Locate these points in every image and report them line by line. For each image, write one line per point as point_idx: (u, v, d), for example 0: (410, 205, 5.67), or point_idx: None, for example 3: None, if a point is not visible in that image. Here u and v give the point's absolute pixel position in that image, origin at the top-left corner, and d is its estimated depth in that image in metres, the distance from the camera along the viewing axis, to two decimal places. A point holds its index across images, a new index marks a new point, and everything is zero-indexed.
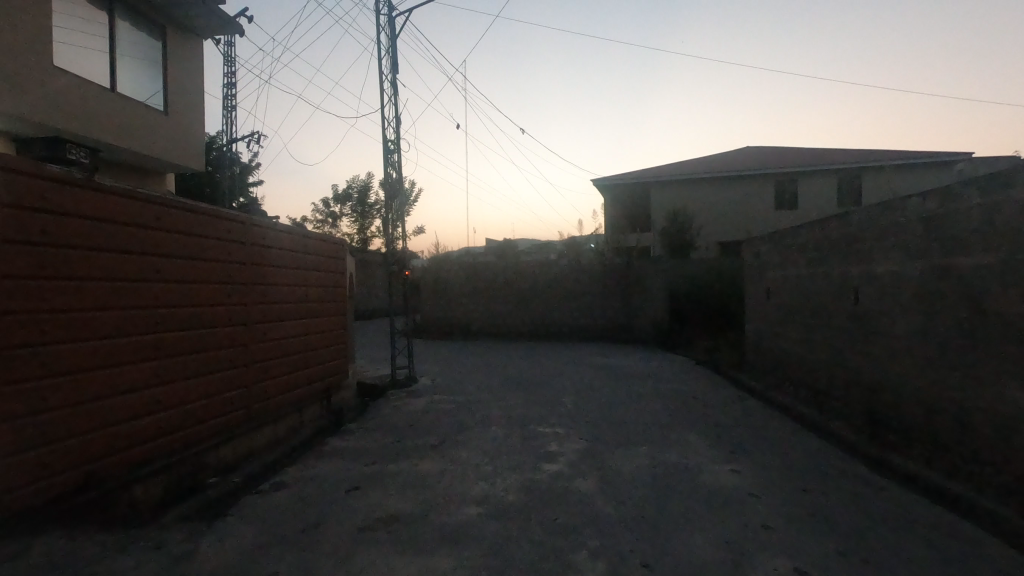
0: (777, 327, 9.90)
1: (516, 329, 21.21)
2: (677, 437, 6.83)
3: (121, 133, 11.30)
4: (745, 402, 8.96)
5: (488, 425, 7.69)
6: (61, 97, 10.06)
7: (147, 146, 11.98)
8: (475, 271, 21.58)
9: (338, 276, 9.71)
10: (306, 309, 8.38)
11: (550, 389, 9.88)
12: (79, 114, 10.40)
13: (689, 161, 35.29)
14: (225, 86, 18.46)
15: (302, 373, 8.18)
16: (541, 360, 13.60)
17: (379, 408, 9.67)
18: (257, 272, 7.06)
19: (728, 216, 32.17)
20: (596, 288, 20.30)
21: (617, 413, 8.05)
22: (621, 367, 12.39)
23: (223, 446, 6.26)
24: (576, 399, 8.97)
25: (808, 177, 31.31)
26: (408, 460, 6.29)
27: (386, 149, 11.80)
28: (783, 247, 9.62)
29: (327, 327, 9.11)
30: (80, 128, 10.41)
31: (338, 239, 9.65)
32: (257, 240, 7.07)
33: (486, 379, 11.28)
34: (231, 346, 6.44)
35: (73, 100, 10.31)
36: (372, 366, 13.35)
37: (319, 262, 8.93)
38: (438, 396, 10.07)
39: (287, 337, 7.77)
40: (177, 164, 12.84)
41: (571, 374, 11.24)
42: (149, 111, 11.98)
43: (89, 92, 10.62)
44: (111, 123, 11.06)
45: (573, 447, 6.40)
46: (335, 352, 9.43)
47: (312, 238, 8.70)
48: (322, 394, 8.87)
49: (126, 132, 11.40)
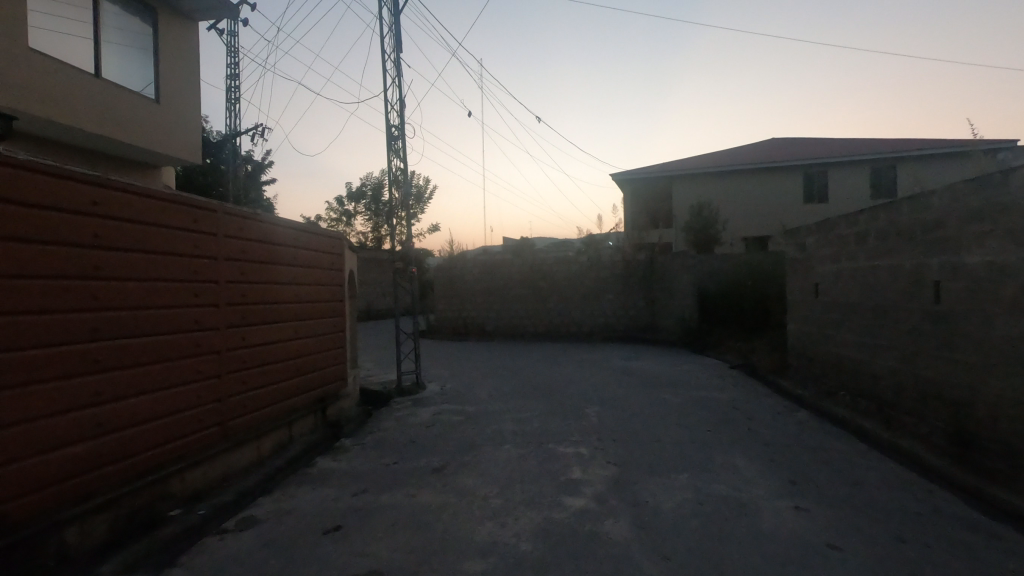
0: (830, 329, 8.71)
1: (533, 330, 20.20)
2: (723, 461, 5.75)
3: (110, 124, 10.60)
4: (795, 415, 7.83)
5: (500, 442, 6.70)
6: (40, 84, 9.35)
7: (138, 136, 11.24)
8: (490, 269, 20.63)
9: (336, 274, 8.83)
10: (297, 310, 7.49)
11: (571, 398, 8.86)
12: (60, 102, 9.69)
13: (713, 154, 33.82)
14: (230, 79, 17.75)
15: (293, 381, 7.31)
16: (562, 364, 12.57)
17: (381, 420, 8.73)
18: (235, 269, 6.16)
19: (754, 210, 30.74)
20: (618, 286, 19.18)
21: (649, 428, 7.00)
22: (649, 372, 11.29)
23: (191, 471, 5.38)
24: (600, 411, 7.94)
25: (839, 169, 29.73)
26: (404, 490, 5.33)
27: (390, 134, 10.85)
28: (836, 237, 8.44)
29: (323, 330, 8.22)
30: (61, 117, 9.69)
31: (336, 232, 8.77)
32: (234, 232, 6.19)
33: (500, 386, 10.30)
34: (202, 354, 5.56)
35: (53, 87, 9.59)
36: (379, 371, 12.44)
37: (313, 258, 8.03)
38: (446, 406, 9.10)
39: (275, 341, 6.88)
40: (172, 156, 12.12)
41: (594, 381, 10.21)
42: (139, 99, 11.24)
43: (72, 78, 9.90)
44: (97, 112, 10.33)
45: (600, 474, 5.37)
46: (334, 357, 8.53)
47: (304, 231, 7.79)
48: (318, 404, 7.99)
49: (115, 122, 10.69)
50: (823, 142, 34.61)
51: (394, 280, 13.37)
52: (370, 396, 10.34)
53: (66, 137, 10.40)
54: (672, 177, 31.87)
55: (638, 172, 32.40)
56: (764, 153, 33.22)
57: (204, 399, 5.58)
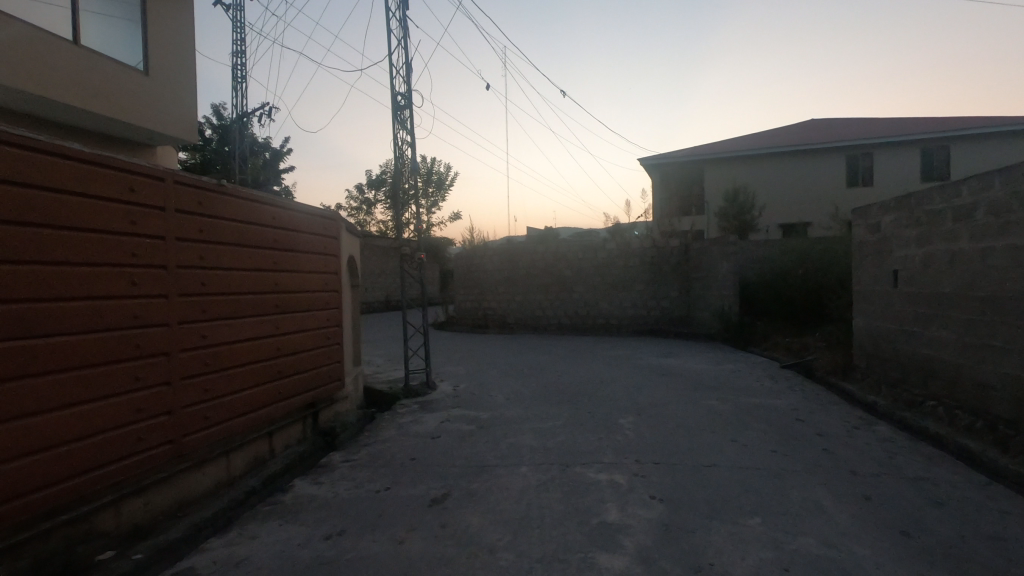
0: (916, 325, 7.24)
1: (557, 322, 18.95)
2: (804, 500, 4.45)
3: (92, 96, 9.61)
4: (876, 430, 6.43)
5: (516, 463, 5.50)
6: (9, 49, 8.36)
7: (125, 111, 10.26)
8: (512, 258, 19.54)
9: (331, 261, 7.70)
10: (280, 301, 6.39)
11: (600, 404, 7.62)
12: (33, 70, 8.71)
13: (748, 136, 31.83)
14: (236, 56, 16.79)
15: (275, 386, 6.24)
16: (589, 361, 11.32)
17: (381, 427, 7.59)
18: (193, 251, 5.07)
19: (791, 195, 28.77)
20: (648, 276, 17.74)
21: (700, 447, 5.70)
22: (690, 372, 9.93)
23: (128, 503, 4.33)
24: (636, 423, 6.68)
25: (887, 150, 27.52)
26: (392, 531, 4.18)
27: (396, 103, 9.64)
28: (927, 213, 6.94)
29: (314, 324, 7.13)
30: (34, 88, 8.70)
31: (329, 211, 7.64)
32: (193, 207, 5.10)
33: (519, 387, 9.11)
34: (144, 356, 4.49)
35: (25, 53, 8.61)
36: (387, 369, 11.35)
37: (301, 241, 6.92)
38: (456, 411, 7.92)
39: (249, 339, 5.80)
40: (167, 135, 11.12)
41: (626, 383, 8.95)
42: (128, 71, 10.25)
43: (46, 44, 8.90)
44: (77, 83, 9.34)
45: (644, 517, 4.13)
46: (327, 355, 7.44)
47: (288, 210, 6.68)
48: (307, 411, 6.94)
49: (99, 94, 9.69)
50: (866, 121, 32.24)
51: (402, 270, 11.80)
52: (375, 398, 9.24)
53: (48, 114, 9.51)
54: (704, 161, 30.09)
55: (668, 157, 30.71)
56: (803, 135, 31.12)
57: (149, 412, 4.51)
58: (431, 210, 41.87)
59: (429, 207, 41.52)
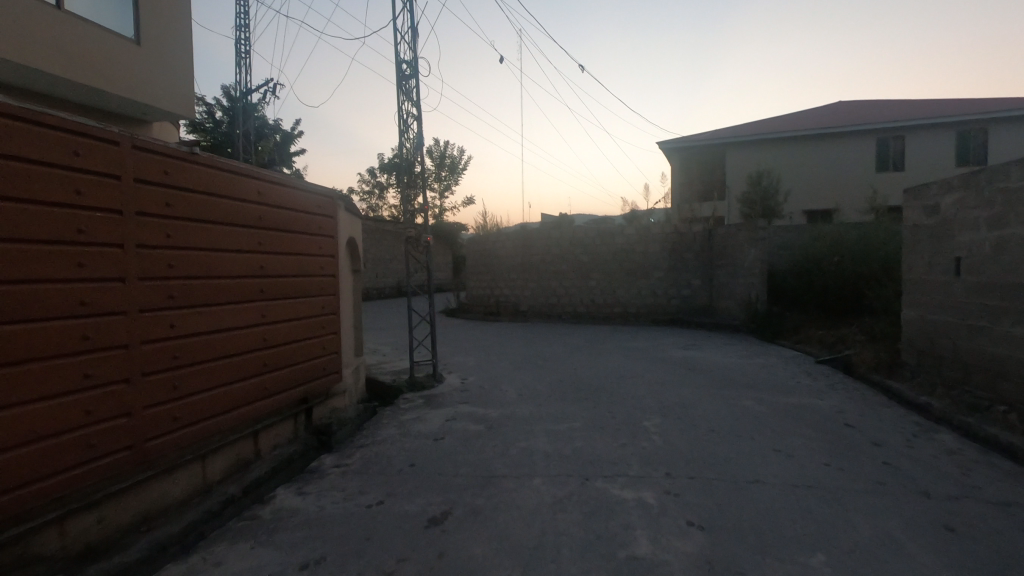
0: (983, 319, 6.38)
1: (572, 310, 18.21)
2: (872, 531, 3.71)
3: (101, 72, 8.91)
4: (940, 439, 5.63)
5: (529, 474, 4.82)
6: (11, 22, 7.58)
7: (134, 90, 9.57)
8: (526, 243, 18.81)
9: (327, 242, 7.00)
10: (266, 287, 5.73)
11: (622, 404, 6.90)
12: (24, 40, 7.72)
13: (772, 119, 30.52)
14: (238, 30, 16.14)
15: (261, 380, 5.61)
16: (607, 353, 10.58)
17: (381, 425, 6.94)
18: (159, 228, 4.40)
19: (818, 181, 27.51)
20: (668, 263, 16.87)
21: (740, 459, 4.96)
22: (718, 367, 9.15)
23: (77, 519, 3.73)
24: (664, 426, 5.97)
25: (920, 132, 26.10)
26: (379, 560, 3.54)
27: (400, 73, 8.88)
28: (1003, 192, 6.05)
29: (307, 313, 6.48)
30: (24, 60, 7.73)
31: (324, 188, 6.93)
32: (159, 177, 4.40)
33: (532, 382, 8.41)
34: (95, 350, 3.85)
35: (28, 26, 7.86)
36: (393, 359, 10.70)
37: (292, 221, 6.23)
38: (463, 408, 7.25)
39: (228, 329, 5.16)
40: (176, 114, 10.43)
41: (649, 379, 8.21)
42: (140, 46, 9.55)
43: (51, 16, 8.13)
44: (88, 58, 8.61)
45: (680, 550, 3.43)
46: (322, 347, 6.80)
47: (277, 186, 5.98)
48: (298, 408, 6.33)
49: (112, 72, 9.02)
50: (898, 104, 30.71)
51: (407, 256, 11.02)
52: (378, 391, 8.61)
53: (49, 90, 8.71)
54: (726, 144, 28.90)
55: (688, 140, 29.57)
56: (831, 117, 29.73)
57: (102, 415, 3.88)
58: (444, 194, 41.12)
59: (441, 191, 40.76)
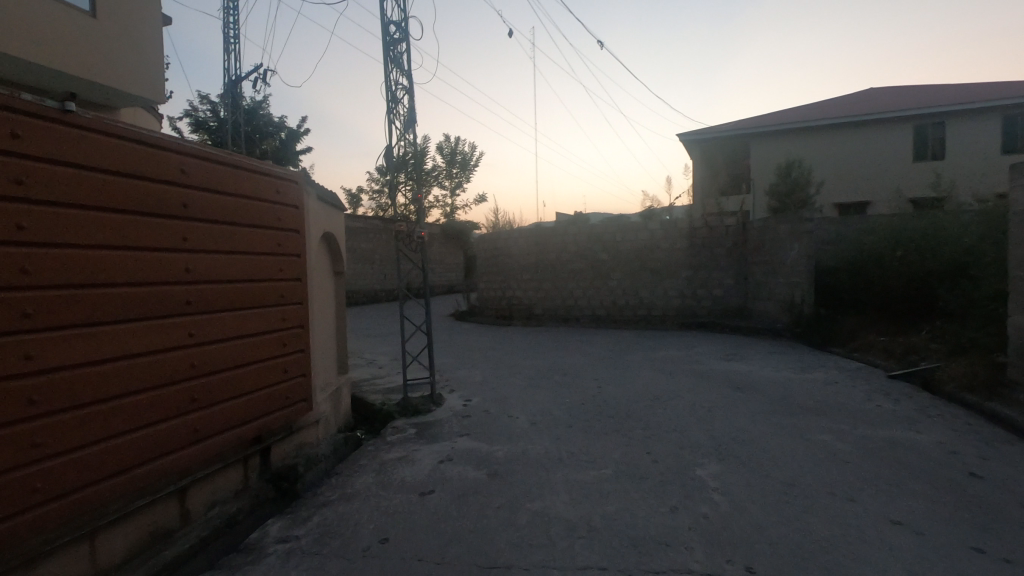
0: None
1: (591, 313, 16.71)
2: None
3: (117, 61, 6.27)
4: None
5: (545, 562, 3.39)
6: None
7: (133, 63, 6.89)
8: (541, 241, 17.38)
9: (292, 238, 5.61)
10: (195, 297, 4.35)
11: (663, 439, 5.43)
12: None
13: (799, 108, 28.65)
14: (225, 12, 14.95)
15: (187, 421, 4.25)
16: (635, 366, 9.09)
17: (358, 466, 5.53)
18: (4, 216, 3.03)
19: (849, 172, 25.58)
20: (697, 261, 15.25)
21: (849, 545, 3.46)
22: (772, 386, 7.60)
23: None
24: (726, 480, 4.46)
25: (962, 118, 23.98)
26: None
27: (387, 38, 7.48)
28: None
29: (260, 328, 5.10)
30: None
31: (286, 170, 5.54)
32: (7, 143, 3.05)
33: (547, 405, 6.95)
34: None
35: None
36: (389, 375, 9.28)
37: (238, 210, 4.85)
38: (463, 444, 5.80)
39: (134, 355, 3.81)
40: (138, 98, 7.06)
41: (693, 403, 6.70)
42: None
43: None
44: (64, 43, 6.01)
45: None
46: (285, 370, 5.42)
47: (214, 165, 4.61)
48: (249, 449, 4.96)
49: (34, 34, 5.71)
50: (933, 91, 28.57)
51: (395, 252, 9.22)
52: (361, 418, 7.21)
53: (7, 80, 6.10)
54: (752, 134, 27.04)
55: (710, 131, 27.78)
56: (864, 104, 27.67)
57: None
58: (454, 193, 39.74)
59: (452, 189, 39.44)
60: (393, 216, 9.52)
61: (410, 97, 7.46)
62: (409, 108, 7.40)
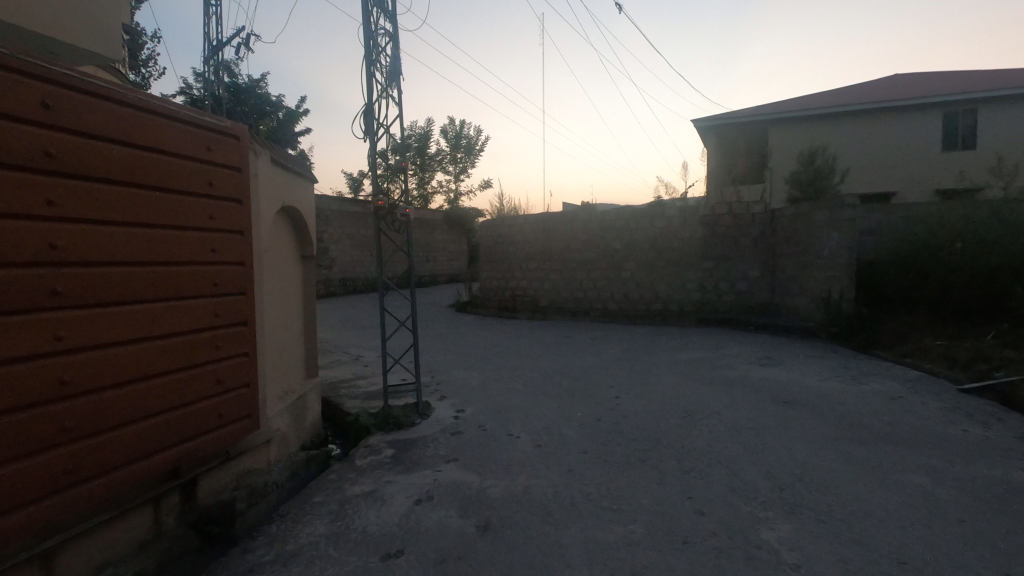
0: None
1: (602, 307, 15.45)
2: None
3: (86, 23, 4.43)
4: None
5: None
6: None
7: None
8: (549, 228, 16.07)
9: (229, 209, 4.34)
10: (68, 284, 3.09)
11: (705, 477, 4.20)
12: None
13: (821, 94, 27.02)
14: None
15: (53, 459, 3.00)
16: (656, 372, 7.82)
17: (311, 503, 4.32)
18: None
19: (874, 162, 23.98)
20: (720, 251, 13.89)
21: None
22: (825, 401, 6.33)
23: None
24: (804, 550, 3.21)
25: (996, 106, 22.32)
26: None
27: None
28: None
29: (181, 326, 3.86)
30: None
31: (221, 120, 4.27)
32: None
33: (553, 423, 5.71)
34: None
35: None
36: (371, 377, 8.06)
37: (145, 168, 3.59)
38: (448, 476, 4.56)
39: None
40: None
41: (735, 423, 5.44)
42: None
43: None
44: None
45: None
46: (218, 380, 4.18)
47: (109, 105, 3.36)
48: (163, 488, 3.73)
49: None
50: (962, 79, 26.81)
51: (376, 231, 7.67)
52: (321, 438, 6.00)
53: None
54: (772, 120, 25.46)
55: (728, 115, 26.19)
56: (891, 90, 25.98)
57: None
58: (458, 179, 38.30)
59: (456, 175, 37.95)
60: (371, 188, 7.82)
61: (394, 44, 6.14)
62: (393, 58, 6.08)
